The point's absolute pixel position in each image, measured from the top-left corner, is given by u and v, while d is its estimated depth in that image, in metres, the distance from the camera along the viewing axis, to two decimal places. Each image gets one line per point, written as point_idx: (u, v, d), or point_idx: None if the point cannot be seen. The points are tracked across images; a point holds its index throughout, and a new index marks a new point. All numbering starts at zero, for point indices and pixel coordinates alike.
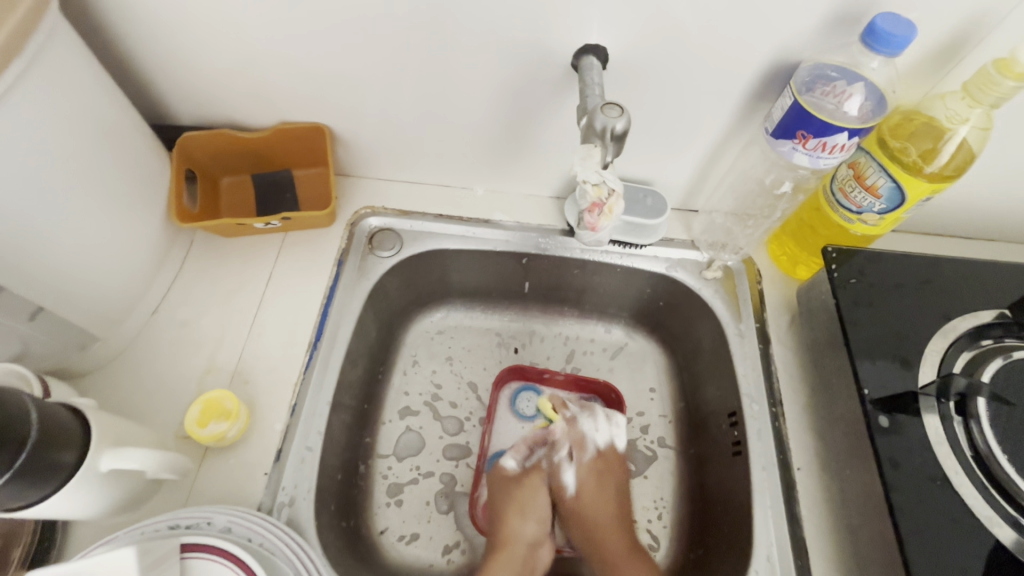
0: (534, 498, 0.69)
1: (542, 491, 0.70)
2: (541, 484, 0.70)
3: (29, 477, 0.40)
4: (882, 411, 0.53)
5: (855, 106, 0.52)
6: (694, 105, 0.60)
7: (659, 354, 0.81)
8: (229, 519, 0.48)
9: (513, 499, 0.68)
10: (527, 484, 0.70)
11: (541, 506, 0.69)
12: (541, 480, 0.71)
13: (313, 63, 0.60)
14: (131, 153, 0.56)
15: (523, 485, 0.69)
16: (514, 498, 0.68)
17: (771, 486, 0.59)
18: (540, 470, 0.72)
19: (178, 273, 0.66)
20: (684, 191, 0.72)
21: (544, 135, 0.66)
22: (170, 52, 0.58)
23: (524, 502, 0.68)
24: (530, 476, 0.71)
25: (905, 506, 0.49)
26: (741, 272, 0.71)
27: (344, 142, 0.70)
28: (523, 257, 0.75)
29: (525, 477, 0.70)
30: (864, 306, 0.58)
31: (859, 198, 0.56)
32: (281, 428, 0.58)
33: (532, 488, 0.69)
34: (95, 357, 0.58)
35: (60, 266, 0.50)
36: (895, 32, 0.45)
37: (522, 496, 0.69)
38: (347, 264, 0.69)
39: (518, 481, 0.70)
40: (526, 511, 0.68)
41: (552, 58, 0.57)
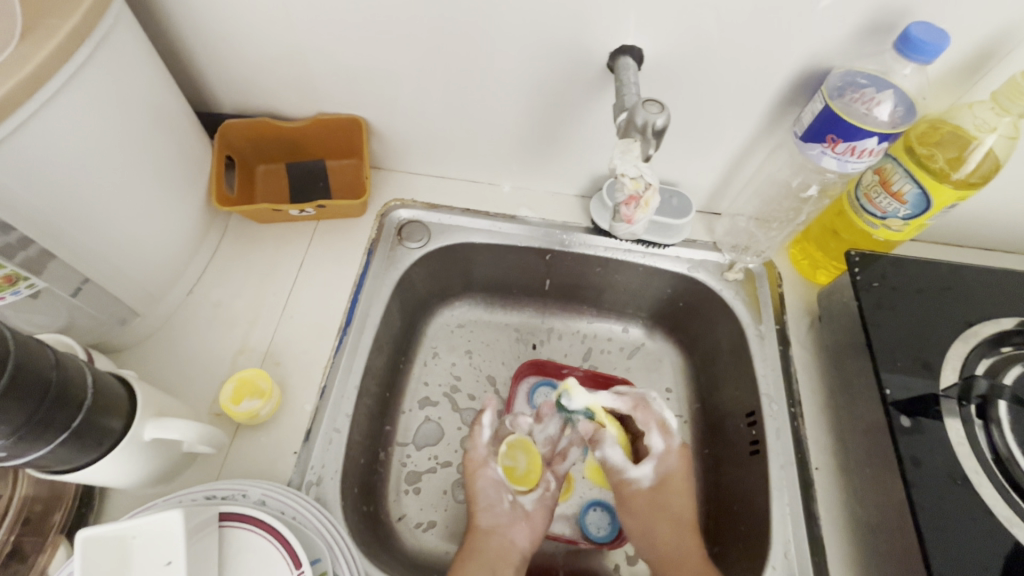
0: (478, 487, 0.66)
1: (486, 477, 0.66)
2: (480, 466, 0.67)
3: (80, 440, 0.41)
4: (903, 412, 0.54)
5: (885, 112, 0.53)
6: (724, 108, 0.61)
7: (675, 355, 0.82)
8: (262, 492, 0.50)
9: (467, 489, 0.67)
10: (469, 469, 0.67)
11: (493, 493, 0.66)
12: (481, 460, 0.67)
13: (356, 56, 0.62)
14: (178, 138, 0.58)
15: (470, 474, 0.67)
16: (465, 491, 0.66)
17: (789, 484, 0.60)
18: (469, 453, 0.68)
19: (213, 255, 0.68)
20: (708, 193, 0.74)
21: (573, 134, 0.68)
22: (219, 41, 0.61)
23: (473, 491, 0.66)
24: (471, 457, 0.67)
25: (924, 503, 0.49)
26: (762, 275, 0.72)
27: (378, 135, 0.72)
28: (546, 253, 0.76)
29: (467, 463, 0.68)
30: (886, 310, 0.59)
31: (883, 204, 0.58)
32: (310, 408, 0.59)
33: (467, 479, 0.66)
34: (133, 333, 0.60)
35: (110, 242, 0.52)
36: (928, 40, 0.46)
37: (465, 485, 0.66)
38: (376, 254, 0.71)
39: (466, 464, 0.68)
40: (477, 502, 0.66)
41: (587, 58, 0.58)
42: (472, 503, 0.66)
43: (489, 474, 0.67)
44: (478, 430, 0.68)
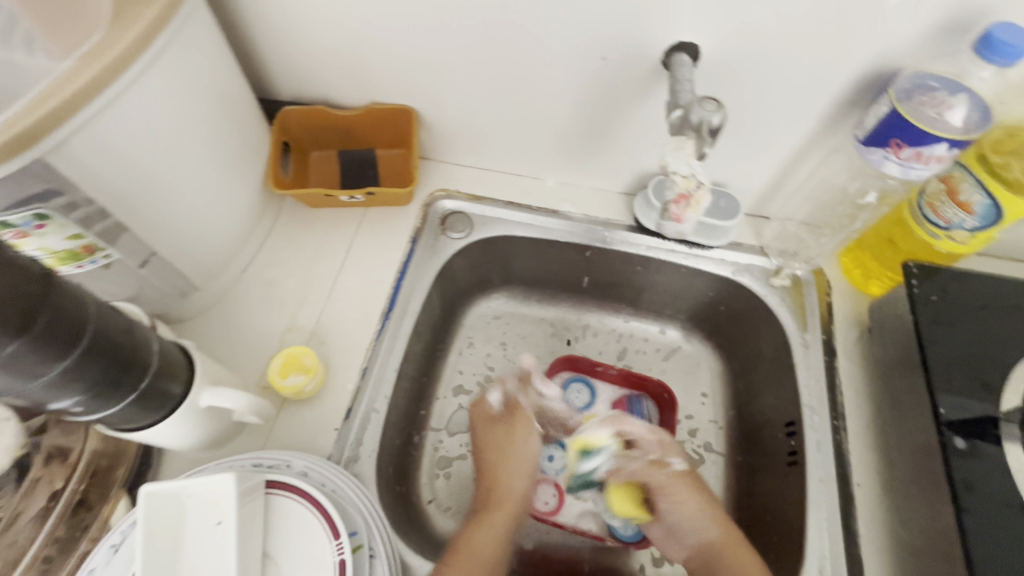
0: (523, 448, 0.67)
1: (522, 446, 0.67)
2: (507, 436, 0.68)
3: (144, 402, 0.44)
4: (959, 433, 0.51)
5: (958, 117, 0.50)
6: (779, 108, 0.60)
7: (713, 359, 0.81)
8: (305, 465, 0.52)
9: (489, 443, 0.67)
10: (504, 431, 0.68)
11: (529, 461, 0.67)
12: (530, 422, 0.70)
13: (412, 49, 0.63)
14: (241, 122, 0.61)
15: (511, 440, 0.67)
16: (501, 450, 0.66)
17: (828, 498, 0.58)
18: (518, 405, 0.70)
19: (267, 236, 0.71)
20: (757, 196, 0.72)
21: (621, 131, 0.67)
22: (283, 30, 0.63)
23: (507, 455, 0.66)
24: (509, 420, 0.69)
25: (976, 530, 0.47)
26: (810, 283, 0.70)
27: (427, 125, 0.73)
28: (586, 249, 0.76)
29: (500, 426, 0.68)
30: (944, 325, 0.56)
31: (948, 214, 0.55)
32: (352, 388, 0.61)
33: (518, 437, 0.67)
34: (191, 306, 0.64)
35: (176, 219, 0.55)
36: (1011, 41, 0.44)
37: (506, 439, 0.67)
38: (420, 242, 0.72)
39: (506, 425, 0.68)
40: (509, 465, 0.66)
41: (641, 54, 0.58)
42: (501, 469, 0.66)
43: (524, 446, 0.67)
44: (532, 388, 0.72)
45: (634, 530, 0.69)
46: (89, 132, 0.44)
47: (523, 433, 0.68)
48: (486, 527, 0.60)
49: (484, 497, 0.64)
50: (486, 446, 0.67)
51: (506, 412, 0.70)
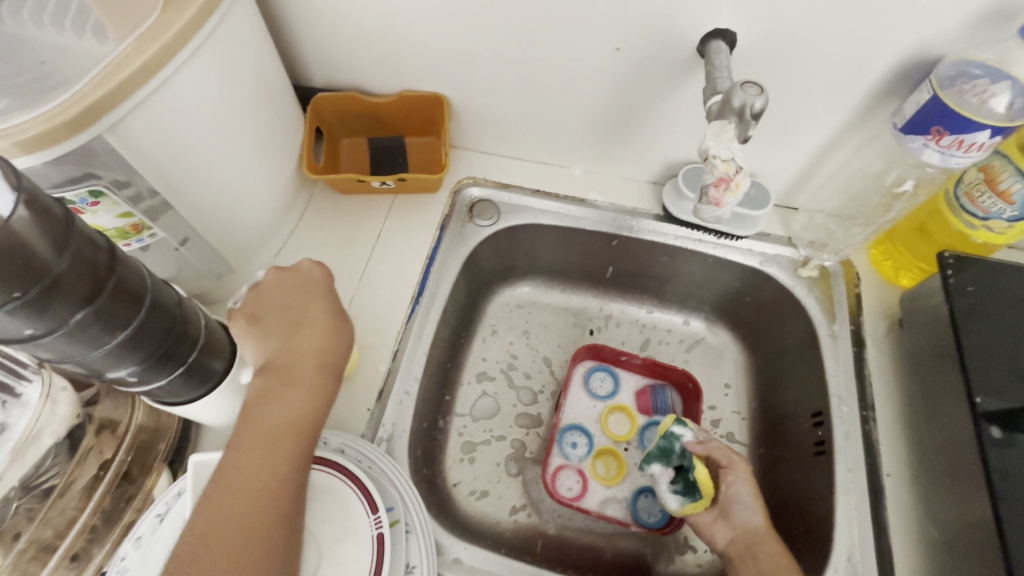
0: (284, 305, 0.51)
1: (314, 338, 0.49)
2: (319, 330, 0.50)
3: (190, 375, 0.46)
4: (994, 423, 0.51)
5: (1002, 104, 0.49)
6: (814, 97, 0.59)
7: (738, 351, 0.81)
8: (341, 442, 0.53)
9: (291, 326, 0.50)
10: (310, 327, 0.50)
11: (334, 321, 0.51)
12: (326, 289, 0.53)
13: (446, 36, 0.63)
14: (279, 107, 0.62)
15: (301, 338, 0.49)
16: (283, 299, 0.52)
17: (856, 488, 0.58)
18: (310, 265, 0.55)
19: (298, 221, 0.72)
20: (787, 186, 0.71)
21: (651, 119, 0.67)
22: (319, 17, 0.64)
23: (298, 336, 0.49)
24: (311, 318, 0.50)
25: (1013, 519, 0.47)
26: (838, 274, 0.69)
27: (456, 113, 0.74)
28: (612, 239, 0.76)
29: (302, 315, 0.51)
30: (979, 316, 0.56)
31: (987, 204, 0.54)
32: (384, 369, 0.62)
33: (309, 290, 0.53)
34: (226, 288, 0.65)
35: (217, 200, 0.57)
36: None
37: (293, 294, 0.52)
38: (448, 229, 0.73)
39: (297, 325, 0.50)
40: (305, 324, 0.50)
41: (676, 42, 0.58)
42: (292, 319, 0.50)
43: (298, 330, 0.49)
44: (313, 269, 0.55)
45: (659, 516, 0.72)
46: (141, 113, 0.45)
47: (331, 323, 0.51)
48: (288, 397, 0.45)
49: (276, 365, 0.47)
50: (281, 305, 0.51)
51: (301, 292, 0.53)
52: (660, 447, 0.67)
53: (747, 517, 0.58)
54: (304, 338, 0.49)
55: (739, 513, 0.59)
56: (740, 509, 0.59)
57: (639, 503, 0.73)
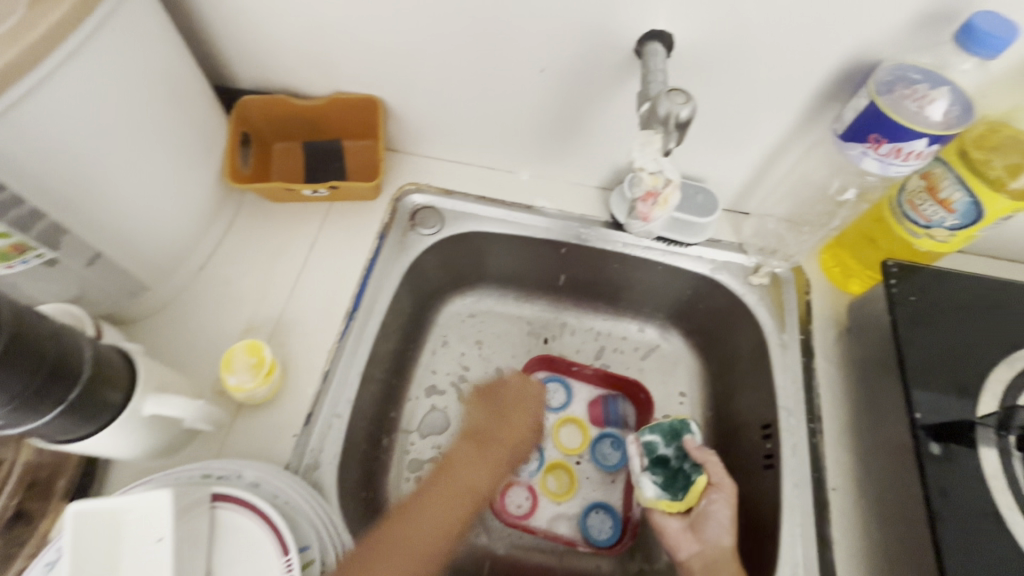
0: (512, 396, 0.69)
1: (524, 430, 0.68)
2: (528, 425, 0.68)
3: (78, 411, 0.42)
4: (934, 438, 0.50)
5: (938, 111, 0.48)
6: (758, 100, 0.57)
7: (693, 358, 0.79)
8: (257, 475, 0.49)
9: (479, 425, 0.66)
10: (515, 419, 0.68)
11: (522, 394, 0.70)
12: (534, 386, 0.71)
13: (373, 35, 0.60)
14: (192, 111, 0.58)
15: (509, 425, 0.67)
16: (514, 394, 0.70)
17: (802, 503, 0.56)
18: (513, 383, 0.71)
19: (227, 232, 0.68)
20: (736, 191, 0.70)
21: (595, 122, 0.65)
22: (237, 14, 0.60)
23: (497, 436, 0.65)
24: (509, 408, 0.68)
25: (950, 537, 0.46)
26: (789, 280, 0.68)
27: (395, 116, 0.70)
28: (562, 247, 0.74)
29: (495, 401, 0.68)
30: (921, 326, 0.55)
31: (928, 211, 0.53)
32: (313, 392, 0.59)
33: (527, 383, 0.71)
34: (142, 306, 0.61)
35: (118, 215, 0.52)
36: (996, 32, 0.41)
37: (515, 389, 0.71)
38: (388, 238, 0.69)
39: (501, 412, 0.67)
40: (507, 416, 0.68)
41: (613, 43, 0.55)
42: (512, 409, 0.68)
43: (510, 414, 0.68)
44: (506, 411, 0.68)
45: (609, 533, 0.70)
46: (8, 123, 0.41)
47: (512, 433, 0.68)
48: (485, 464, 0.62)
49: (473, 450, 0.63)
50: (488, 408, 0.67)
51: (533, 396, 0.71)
52: (671, 426, 0.65)
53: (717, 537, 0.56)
54: (506, 422, 0.67)
55: (712, 532, 0.57)
56: (714, 528, 0.57)
57: (590, 520, 0.71)
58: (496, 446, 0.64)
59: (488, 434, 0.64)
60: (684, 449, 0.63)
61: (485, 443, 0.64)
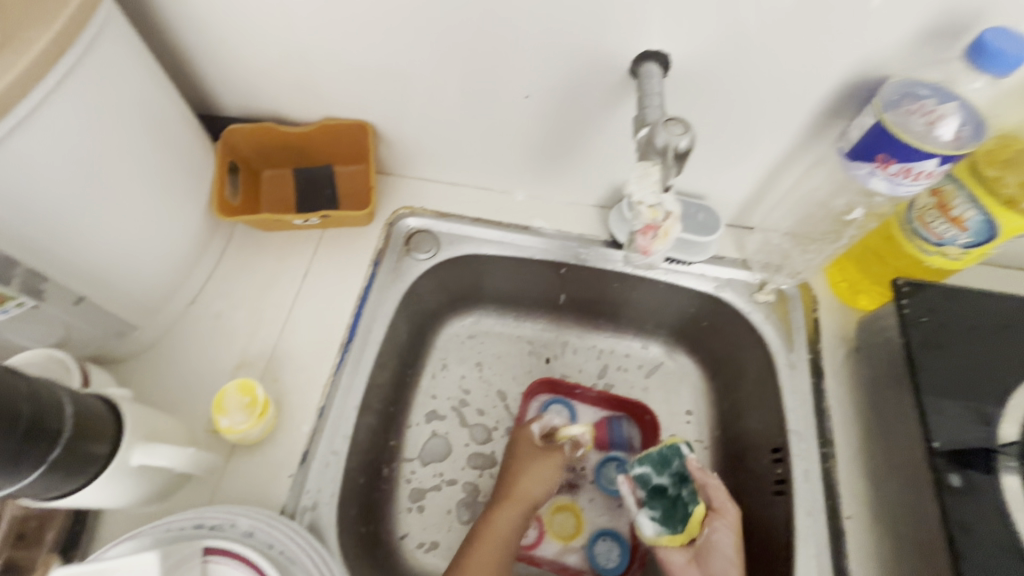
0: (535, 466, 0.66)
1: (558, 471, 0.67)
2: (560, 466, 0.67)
3: (58, 470, 0.40)
4: (953, 468, 0.48)
5: (948, 129, 0.46)
6: (759, 117, 0.55)
7: (699, 377, 0.77)
8: (252, 523, 0.48)
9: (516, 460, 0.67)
10: (548, 461, 0.66)
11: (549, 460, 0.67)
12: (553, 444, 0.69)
13: (361, 61, 0.58)
14: (177, 145, 0.56)
15: (540, 465, 0.66)
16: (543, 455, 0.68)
17: (816, 533, 0.55)
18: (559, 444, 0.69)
19: (218, 263, 0.67)
20: (739, 206, 0.68)
21: (591, 141, 0.63)
22: (221, 43, 0.58)
23: (537, 475, 0.65)
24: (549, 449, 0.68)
25: (974, 574, 0.44)
26: (795, 297, 0.66)
27: (386, 140, 0.69)
28: (561, 267, 0.72)
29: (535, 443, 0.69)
30: (935, 348, 0.53)
31: (940, 229, 0.51)
32: (308, 429, 0.57)
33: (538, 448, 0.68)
34: (133, 344, 0.59)
35: (101, 256, 0.50)
36: (1007, 49, 0.40)
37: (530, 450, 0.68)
38: (383, 265, 0.68)
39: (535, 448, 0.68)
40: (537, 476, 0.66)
41: (606, 63, 0.53)
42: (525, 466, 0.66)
43: (551, 463, 0.67)
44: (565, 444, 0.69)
45: (617, 562, 0.69)
46: None
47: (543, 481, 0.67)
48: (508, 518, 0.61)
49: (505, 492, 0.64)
50: (525, 467, 0.66)
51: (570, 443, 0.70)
52: (660, 453, 0.64)
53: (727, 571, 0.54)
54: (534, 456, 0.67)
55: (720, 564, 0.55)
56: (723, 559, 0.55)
57: (597, 548, 0.69)
58: (531, 485, 0.64)
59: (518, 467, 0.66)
60: (683, 474, 0.62)
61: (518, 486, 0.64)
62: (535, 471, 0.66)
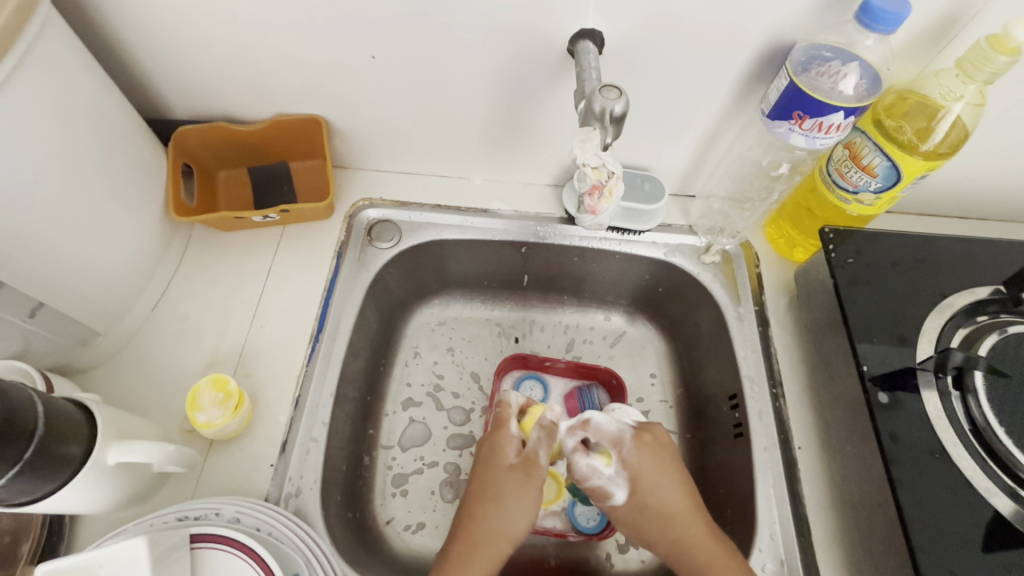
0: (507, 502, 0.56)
1: (525, 493, 0.57)
2: (526, 486, 0.57)
3: (35, 469, 0.40)
4: (881, 388, 0.54)
5: (851, 85, 0.53)
6: (690, 89, 0.60)
7: (659, 340, 0.81)
8: (237, 510, 0.49)
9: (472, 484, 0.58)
10: (506, 481, 0.57)
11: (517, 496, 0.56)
12: (526, 476, 0.58)
13: (308, 55, 0.59)
14: (125, 148, 0.56)
15: (503, 491, 0.57)
16: (502, 493, 0.56)
17: (772, 465, 0.60)
18: (530, 454, 0.59)
19: (178, 267, 0.66)
20: (681, 175, 0.73)
21: (539, 121, 0.66)
22: (164, 45, 0.58)
23: (499, 503, 0.56)
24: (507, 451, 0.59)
25: (904, 478, 0.50)
26: (739, 256, 0.71)
27: (340, 134, 0.70)
28: (522, 246, 0.75)
29: (495, 456, 0.59)
30: (860, 286, 0.59)
31: (854, 178, 0.57)
32: (285, 420, 0.58)
33: (512, 486, 0.57)
34: (96, 353, 0.59)
35: (57, 263, 0.50)
36: (890, 9, 0.45)
37: (500, 482, 0.57)
38: (346, 256, 0.69)
39: (489, 460, 0.59)
40: (498, 516, 0.55)
41: (547, 44, 0.57)
42: (489, 503, 0.56)
43: (514, 474, 0.58)
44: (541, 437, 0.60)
45: (597, 520, 0.70)
46: None
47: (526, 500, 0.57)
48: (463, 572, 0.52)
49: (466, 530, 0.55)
50: (487, 495, 0.56)
51: (543, 437, 0.60)
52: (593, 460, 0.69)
53: (665, 488, 0.56)
54: (491, 473, 0.58)
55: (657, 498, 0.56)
56: (657, 479, 0.56)
57: (578, 509, 0.71)
58: (494, 518, 0.55)
59: (481, 494, 0.57)
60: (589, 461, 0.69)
61: (478, 527, 0.55)
62: (507, 505, 0.56)
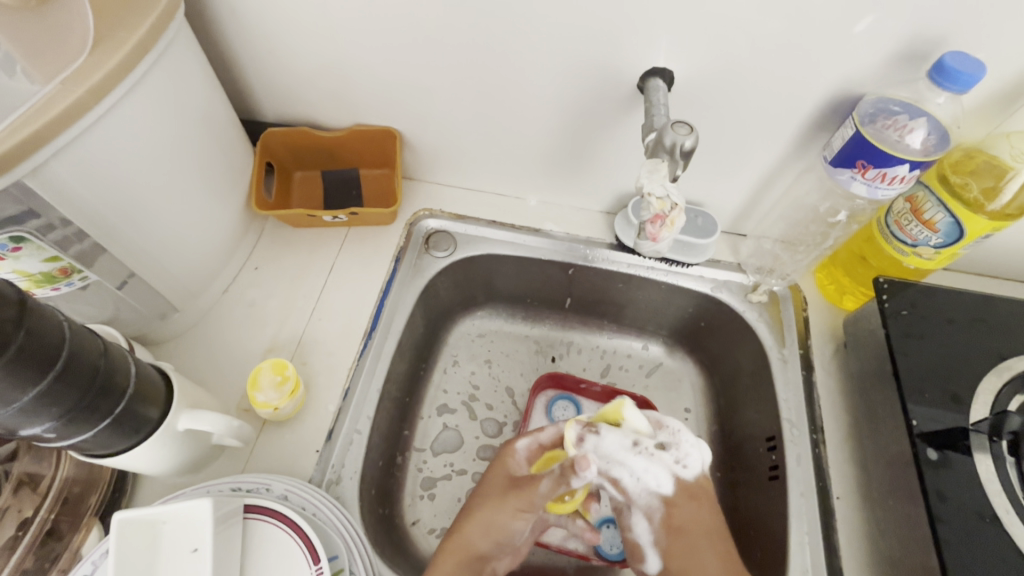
0: (503, 520, 0.57)
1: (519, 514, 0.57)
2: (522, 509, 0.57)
3: (119, 424, 0.44)
4: (930, 444, 0.53)
5: (918, 139, 0.53)
6: (752, 132, 0.62)
7: (696, 374, 0.81)
8: (285, 488, 0.52)
9: (485, 508, 0.58)
10: (507, 499, 0.57)
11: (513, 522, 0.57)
12: (527, 502, 0.57)
13: (394, 72, 0.64)
14: (223, 144, 0.61)
15: (500, 504, 0.57)
16: (486, 510, 0.58)
17: (808, 512, 0.59)
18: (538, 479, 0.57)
19: (249, 256, 0.71)
20: (734, 214, 0.74)
21: (600, 150, 0.69)
22: (267, 54, 0.64)
23: (492, 519, 0.57)
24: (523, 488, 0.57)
25: (950, 540, 0.48)
26: (786, 298, 0.71)
27: (411, 147, 0.74)
28: (569, 267, 0.77)
29: (520, 490, 0.57)
30: (914, 339, 0.58)
31: (914, 231, 0.57)
32: (334, 409, 0.61)
33: (509, 509, 0.57)
34: (171, 327, 0.63)
35: (154, 240, 0.55)
36: (965, 69, 0.46)
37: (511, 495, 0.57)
38: (403, 261, 0.73)
39: (514, 493, 0.57)
40: (491, 529, 0.57)
41: (618, 78, 0.59)
42: (477, 519, 0.57)
43: (525, 513, 0.57)
44: (562, 483, 0.56)
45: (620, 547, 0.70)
46: (67, 156, 0.45)
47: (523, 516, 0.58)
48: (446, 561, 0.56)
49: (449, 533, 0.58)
50: (479, 503, 0.59)
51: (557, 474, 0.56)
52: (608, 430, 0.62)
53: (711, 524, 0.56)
54: (513, 500, 0.57)
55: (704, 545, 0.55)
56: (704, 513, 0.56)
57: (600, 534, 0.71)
58: (482, 531, 0.57)
59: (495, 525, 0.57)
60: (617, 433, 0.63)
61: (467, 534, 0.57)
62: (497, 516, 0.57)
